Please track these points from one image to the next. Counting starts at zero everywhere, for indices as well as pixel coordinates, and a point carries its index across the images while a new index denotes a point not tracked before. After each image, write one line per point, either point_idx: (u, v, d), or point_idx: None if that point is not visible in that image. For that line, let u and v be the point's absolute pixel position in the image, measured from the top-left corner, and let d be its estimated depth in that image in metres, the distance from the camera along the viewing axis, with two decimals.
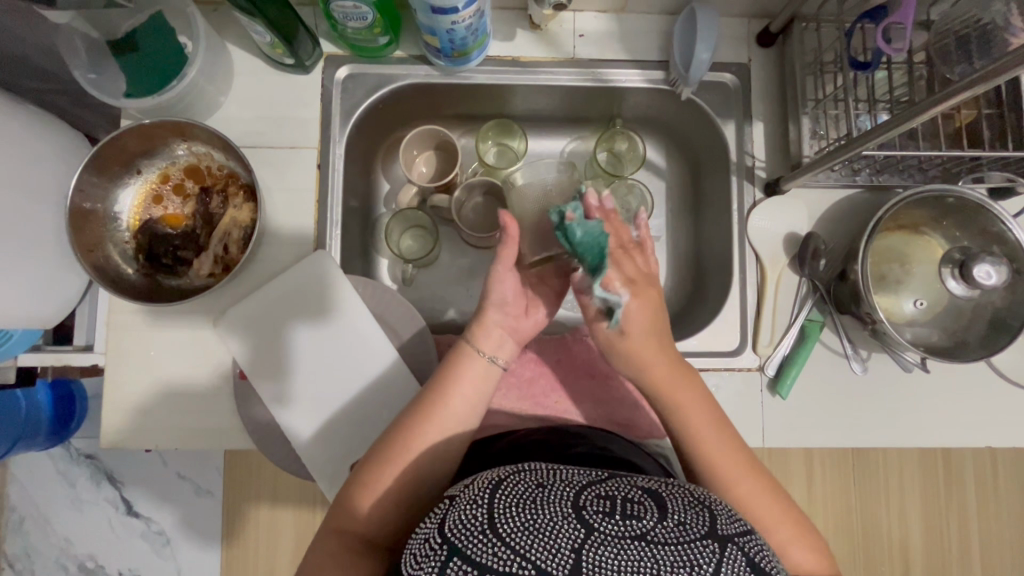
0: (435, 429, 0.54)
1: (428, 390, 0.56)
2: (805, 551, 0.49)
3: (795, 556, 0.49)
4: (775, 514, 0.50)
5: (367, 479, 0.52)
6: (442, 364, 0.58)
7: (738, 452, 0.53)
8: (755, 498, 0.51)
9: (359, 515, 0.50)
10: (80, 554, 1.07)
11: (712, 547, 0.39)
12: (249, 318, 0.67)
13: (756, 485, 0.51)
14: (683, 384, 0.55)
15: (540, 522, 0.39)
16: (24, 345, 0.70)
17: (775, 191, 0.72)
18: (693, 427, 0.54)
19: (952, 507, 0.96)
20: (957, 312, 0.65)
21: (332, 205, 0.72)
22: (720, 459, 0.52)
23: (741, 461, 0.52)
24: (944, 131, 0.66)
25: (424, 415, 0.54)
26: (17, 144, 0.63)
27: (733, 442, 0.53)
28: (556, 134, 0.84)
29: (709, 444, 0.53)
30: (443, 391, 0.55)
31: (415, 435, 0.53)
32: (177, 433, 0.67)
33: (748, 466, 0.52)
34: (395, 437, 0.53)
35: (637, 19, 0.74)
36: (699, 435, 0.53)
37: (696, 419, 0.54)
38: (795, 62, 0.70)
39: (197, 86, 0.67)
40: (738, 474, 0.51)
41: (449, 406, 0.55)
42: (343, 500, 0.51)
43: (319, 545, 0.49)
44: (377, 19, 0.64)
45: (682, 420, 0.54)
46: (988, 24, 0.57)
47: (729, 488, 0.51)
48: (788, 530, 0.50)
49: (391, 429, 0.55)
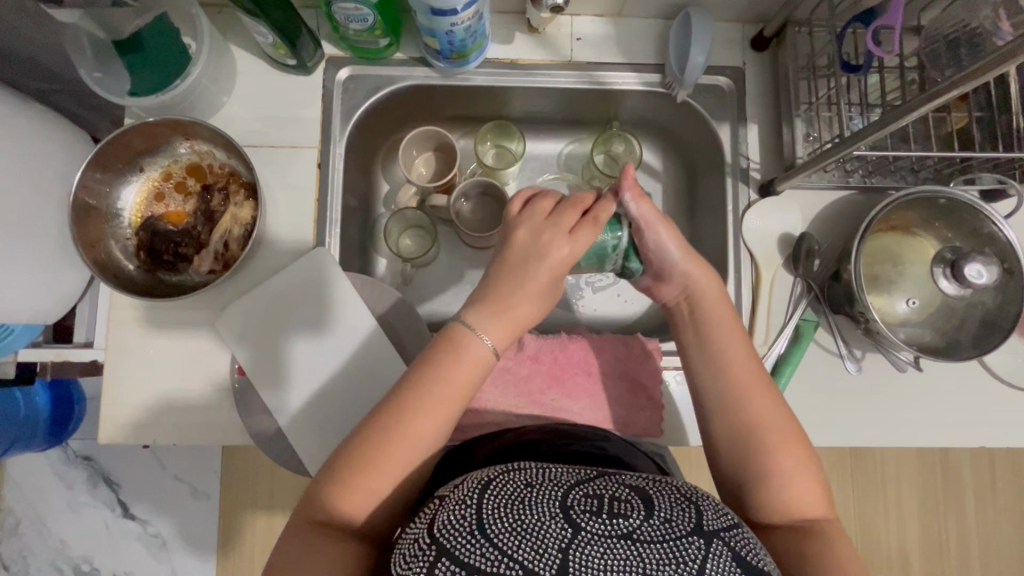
0: (428, 424, 0.50)
1: (415, 383, 0.51)
2: (809, 483, 0.49)
3: (800, 485, 0.48)
4: (786, 439, 0.50)
5: (354, 472, 0.48)
6: (439, 349, 0.53)
7: (757, 375, 0.53)
8: (770, 418, 0.51)
9: (341, 508, 0.47)
10: (74, 556, 1.06)
11: (697, 543, 0.39)
12: (248, 316, 0.68)
13: (771, 405, 0.52)
14: (708, 298, 0.58)
15: (528, 523, 0.40)
16: (26, 340, 0.70)
17: (768, 192, 0.73)
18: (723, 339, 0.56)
19: (951, 511, 0.97)
20: (949, 311, 0.65)
21: (332, 204, 0.73)
22: (740, 376, 0.53)
23: (760, 384, 0.53)
24: (935, 133, 0.67)
25: (417, 403, 0.50)
26: (24, 143, 0.64)
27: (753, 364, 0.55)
28: (554, 137, 0.85)
29: (731, 360, 0.54)
30: (438, 372, 0.51)
31: (406, 427, 0.49)
32: (175, 430, 0.68)
33: (767, 388, 0.53)
34: (379, 420, 0.50)
35: (634, 24, 0.75)
36: (721, 351, 0.55)
37: (724, 329, 0.56)
38: (789, 65, 0.71)
39: (200, 85, 0.68)
40: (756, 392, 0.52)
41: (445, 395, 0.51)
42: (326, 493, 0.48)
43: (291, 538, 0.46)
44: (377, 21, 0.65)
45: (705, 335, 0.56)
46: (978, 28, 0.59)
47: (746, 405, 0.52)
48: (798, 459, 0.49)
49: (377, 416, 0.50)
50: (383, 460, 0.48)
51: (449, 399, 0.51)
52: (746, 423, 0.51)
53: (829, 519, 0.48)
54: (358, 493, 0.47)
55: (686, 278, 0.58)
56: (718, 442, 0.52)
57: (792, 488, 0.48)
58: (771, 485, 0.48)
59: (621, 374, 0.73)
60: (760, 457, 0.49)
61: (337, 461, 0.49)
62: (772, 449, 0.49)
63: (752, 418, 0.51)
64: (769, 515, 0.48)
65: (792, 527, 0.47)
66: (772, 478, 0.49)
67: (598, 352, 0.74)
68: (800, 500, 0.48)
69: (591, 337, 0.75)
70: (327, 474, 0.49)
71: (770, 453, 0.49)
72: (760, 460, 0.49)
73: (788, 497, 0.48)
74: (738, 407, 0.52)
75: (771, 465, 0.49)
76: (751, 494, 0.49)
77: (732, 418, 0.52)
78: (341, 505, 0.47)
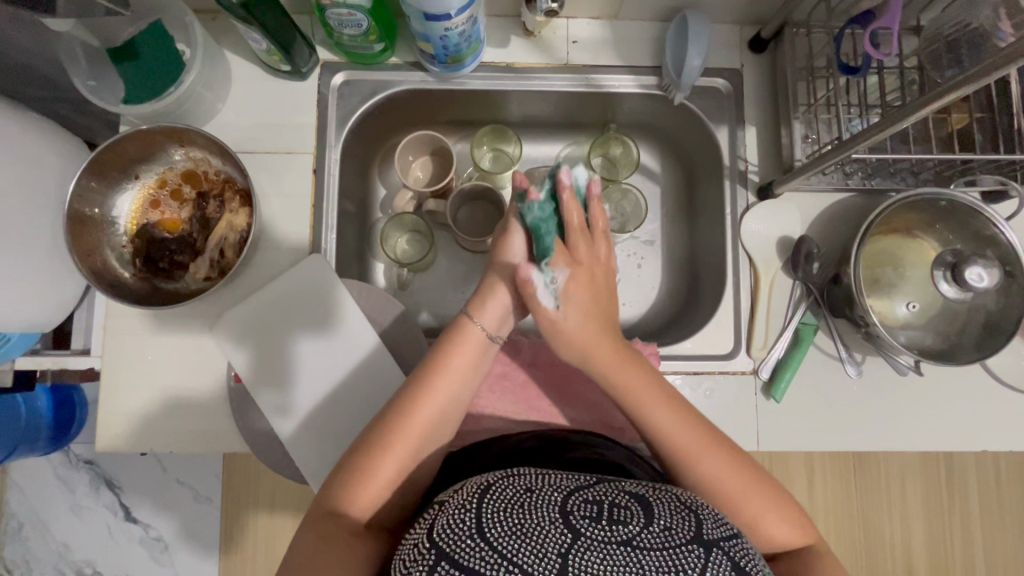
0: (433, 414, 0.52)
1: (428, 368, 0.54)
2: (777, 521, 0.49)
3: (771, 526, 0.49)
4: (742, 489, 0.49)
5: (364, 460, 0.50)
6: (442, 341, 0.57)
7: (697, 434, 0.51)
8: (722, 478, 0.49)
9: (357, 501, 0.48)
10: (78, 561, 1.07)
11: (697, 552, 0.39)
12: (244, 323, 0.68)
13: (715, 460, 0.50)
14: (627, 373, 0.54)
15: (527, 528, 0.39)
16: (22, 348, 0.69)
17: (767, 195, 0.72)
18: (648, 409, 0.53)
19: (957, 514, 0.96)
20: (951, 316, 0.64)
21: (328, 210, 0.73)
22: (681, 445, 0.50)
23: (700, 440, 0.51)
24: (935, 135, 0.67)
25: (419, 392, 0.53)
26: (20, 151, 0.64)
27: (694, 423, 0.52)
28: (550, 139, 0.85)
29: (666, 430, 0.51)
30: (440, 363, 0.55)
31: (412, 414, 0.52)
32: (173, 438, 0.68)
33: (706, 442, 0.51)
34: (388, 412, 0.52)
35: (631, 26, 0.74)
36: (657, 428, 0.52)
37: (645, 398, 0.53)
38: (787, 67, 0.70)
39: (195, 92, 0.68)
40: (703, 455, 0.50)
41: (447, 381, 0.54)
42: (338, 485, 0.49)
43: (313, 526, 0.47)
44: (372, 26, 0.65)
45: (643, 408, 0.53)
46: (978, 28, 0.58)
47: (693, 473, 0.50)
48: (760, 502, 0.49)
49: (387, 414, 0.52)
50: (390, 449, 0.50)
51: (451, 379, 0.54)
52: (699, 486, 0.50)
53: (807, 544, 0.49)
54: (369, 482, 0.49)
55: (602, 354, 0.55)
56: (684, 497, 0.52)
57: (766, 529, 0.49)
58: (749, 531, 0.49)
59: None
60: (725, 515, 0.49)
61: (347, 456, 0.51)
62: (733, 503, 0.49)
63: (702, 485, 0.50)
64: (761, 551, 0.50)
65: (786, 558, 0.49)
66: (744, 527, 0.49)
67: None
68: (775, 539, 0.49)
69: None
70: (348, 465, 0.50)
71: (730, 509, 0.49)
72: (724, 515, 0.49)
73: (763, 540, 0.49)
74: (687, 472, 0.50)
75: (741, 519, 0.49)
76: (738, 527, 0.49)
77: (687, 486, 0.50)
78: (351, 493, 0.49)
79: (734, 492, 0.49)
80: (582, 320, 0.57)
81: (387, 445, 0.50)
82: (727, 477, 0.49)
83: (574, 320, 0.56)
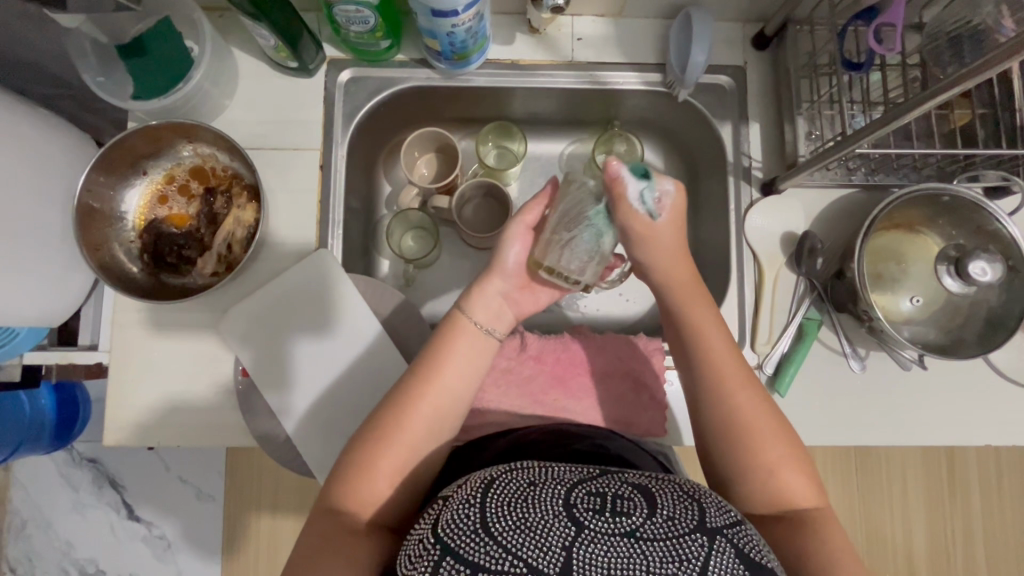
0: (431, 410, 0.52)
1: (431, 362, 0.55)
2: (796, 474, 0.49)
3: (787, 478, 0.48)
4: (770, 433, 0.50)
5: (364, 458, 0.50)
6: (436, 338, 0.56)
7: (740, 369, 0.53)
8: (756, 417, 0.50)
9: (361, 496, 0.48)
10: (80, 558, 1.07)
11: (700, 540, 0.39)
12: (250, 319, 0.68)
13: (750, 398, 0.51)
14: (694, 297, 0.57)
15: (531, 522, 0.39)
16: (30, 343, 0.70)
17: (772, 190, 0.73)
18: (703, 333, 0.55)
19: (958, 511, 0.96)
20: (953, 310, 0.65)
21: (334, 206, 0.73)
22: (725, 373, 0.52)
23: (743, 377, 0.53)
24: (939, 131, 0.67)
25: (416, 388, 0.53)
26: (30, 147, 0.64)
27: (740, 363, 0.54)
28: (555, 136, 0.85)
29: (715, 355, 0.53)
30: (436, 361, 0.54)
31: (410, 412, 0.51)
32: (180, 433, 0.68)
33: (748, 380, 0.52)
34: (395, 404, 0.52)
35: (635, 24, 0.75)
36: (708, 352, 0.54)
37: (703, 323, 0.55)
38: (789, 64, 0.71)
39: (202, 89, 0.68)
40: (742, 390, 0.52)
41: (443, 378, 0.54)
42: (340, 482, 0.49)
43: (318, 524, 0.47)
44: (378, 23, 0.65)
45: (692, 331, 0.55)
46: (980, 25, 0.58)
47: (731, 402, 0.51)
48: (783, 450, 0.49)
49: (385, 411, 0.52)
50: (390, 444, 0.50)
51: (454, 372, 0.54)
52: (729, 420, 0.51)
53: (820, 508, 0.48)
54: (371, 478, 0.49)
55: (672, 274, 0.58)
56: (706, 440, 0.52)
57: (781, 483, 0.48)
58: (761, 482, 0.48)
59: (623, 374, 0.73)
60: (744, 454, 0.49)
61: (347, 452, 0.51)
62: (756, 445, 0.49)
63: (735, 416, 0.51)
64: (763, 508, 0.48)
65: (777, 521, 0.48)
66: (759, 475, 0.49)
67: (600, 352, 0.74)
68: (789, 492, 0.48)
69: (594, 337, 0.75)
70: (351, 460, 0.50)
71: (756, 449, 0.49)
72: (750, 451, 0.49)
73: (777, 490, 0.48)
74: (722, 403, 0.51)
75: (759, 465, 0.49)
76: (743, 486, 0.49)
77: (718, 416, 0.51)
78: (354, 491, 0.48)
79: (760, 433, 0.50)
80: (673, 234, 0.57)
81: (386, 441, 0.50)
82: (760, 416, 0.50)
83: (668, 228, 0.56)
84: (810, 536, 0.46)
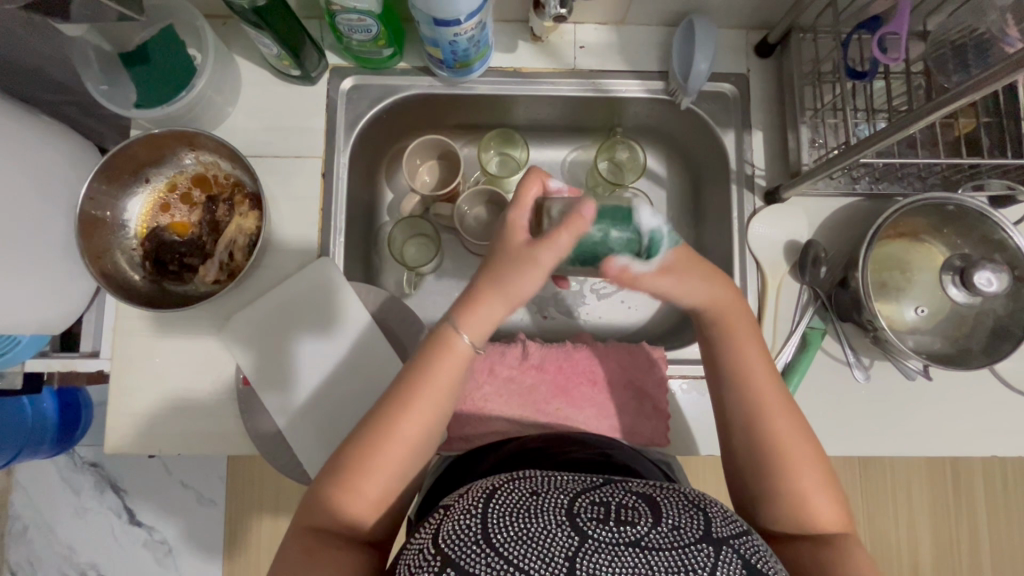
0: (420, 429, 0.49)
1: (412, 375, 0.50)
2: (826, 499, 0.47)
3: (817, 503, 0.47)
4: (806, 460, 0.48)
5: (348, 475, 0.48)
6: (422, 350, 0.51)
7: (780, 393, 0.51)
8: (791, 437, 0.49)
9: (345, 514, 0.47)
10: (82, 563, 1.07)
11: (706, 550, 0.38)
12: (249, 329, 0.68)
13: (791, 422, 0.50)
14: (738, 322, 0.54)
15: (534, 532, 0.39)
16: (31, 351, 0.70)
17: (775, 199, 0.72)
18: (744, 357, 0.53)
19: (964, 520, 0.96)
20: (958, 319, 0.65)
21: (336, 213, 0.73)
22: (762, 392, 0.51)
23: (782, 400, 0.51)
24: (942, 139, 0.67)
25: (402, 403, 0.49)
26: (34, 154, 0.64)
27: (778, 384, 0.52)
28: (558, 143, 0.85)
29: (754, 379, 0.52)
30: (420, 376, 0.50)
31: (394, 433, 0.48)
32: (181, 440, 0.68)
33: (788, 404, 0.51)
34: (381, 418, 0.49)
35: (638, 31, 0.75)
36: (743, 370, 0.52)
37: (743, 346, 0.53)
38: (793, 72, 0.71)
39: (205, 97, 0.68)
40: (777, 410, 0.50)
41: (429, 397, 0.49)
42: (323, 499, 0.48)
43: (298, 542, 0.46)
44: (381, 31, 0.65)
45: (727, 343, 0.54)
46: (984, 34, 0.58)
47: (766, 422, 0.50)
48: (817, 476, 0.48)
49: (370, 425, 0.49)
50: (375, 463, 0.48)
51: (441, 391, 0.50)
52: (764, 444, 0.49)
53: (847, 531, 0.47)
54: (356, 497, 0.47)
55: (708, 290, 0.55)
56: (733, 459, 0.51)
57: (808, 505, 0.47)
58: (789, 503, 0.47)
59: (625, 382, 0.72)
60: (775, 478, 0.48)
61: (330, 466, 0.49)
62: (790, 471, 0.48)
63: (774, 442, 0.49)
64: (781, 525, 0.48)
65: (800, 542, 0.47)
66: (788, 498, 0.47)
67: (603, 361, 0.74)
68: (815, 519, 0.47)
69: (596, 345, 0.75)
70: (333, 476, 0.48)
71: (788, 471, 0.48)
72: (782, 476, 0.48)
73: (803, 514, 0.47)
74: (759, 429, 0.50)
75: (789, 488, 0.48)
76: (765, 504, 0.48)
77: (749, 437, 0.50)
78: (339, 508, 0.47)
79: (794, 458, 0.48)
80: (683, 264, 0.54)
81: (369, 464, 0.48)
82: (797, 441, 0.49)
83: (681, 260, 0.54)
84: (832, 550, 0.45)
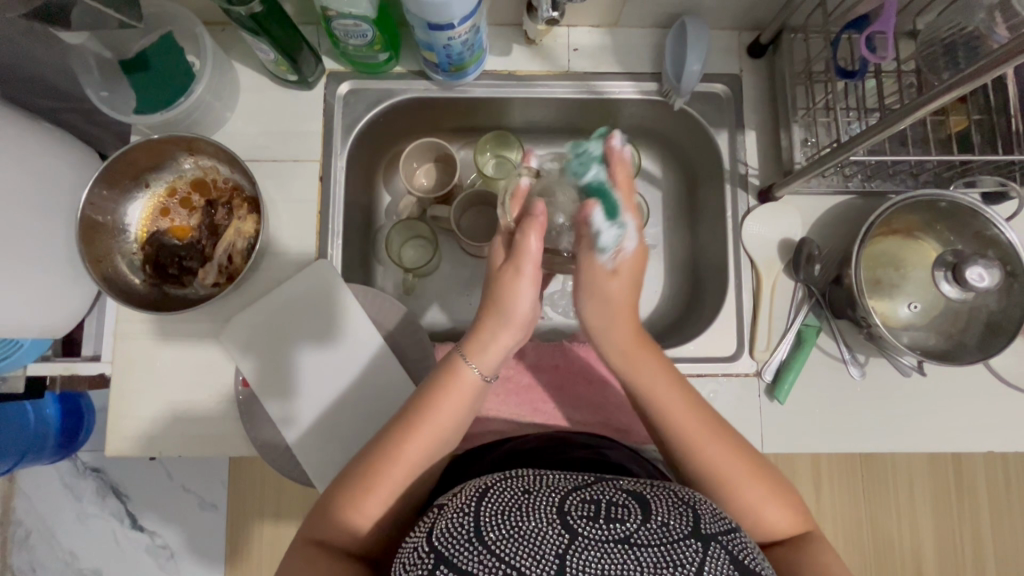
0: (418, 452, 0.50)
1: (417, 401, 0.53)
2: (778, 508, 0.49)
3: (768, 512, 0.48)
4: (745, 476, 0.49)
5: (349, 484, 0.49)
6: (434, 380, 0.54)
7: (699, 420, 0.51)
8: (723, 459, 0.49)
9: (345, 523, 0.48)
10: (85, 568, 1.07)
11: (694, 546, 0.39)
12: (246, 338, 0.68)
13: (718, 447, 0.50)
14: (641, 357, 0.55)
15: (525, 529, 0.39)
16: (33, 354, 0.71)
17: (768, 197, 0.73)
18: (658, 396, 0.53)
19: (966, 516, 0.96)
20: (952, 315, 0.65)
21: (334, 216, 0.74)
22: (681, 426, 0.51)
23: (707, 428, 0.51)
24: (934, 137, 0.68)
25: (409, 428, 0.51)
26: (37, 161, 0.65)
27: (702, 413, 0.52)
28: (553, 145, 0.86)
29: (670, 415, 0.52)
30: (428, 401, 0.52)
31: (395, 451, 0.50)
32: (182, 443, 0.68)
33: (716, 430, 0.51)
34: (386, 434, 0.51)
35: (631, 33, 0.76)
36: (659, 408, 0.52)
37: (654, 383, 0.53)
38: (785, 72, 0.71)
39: (205, 102, 0.69)
40: (704, 437, 0.50)
41: (434, 423, 0.51)
42: (325, 508, 0.49)
43: (299, 552, 0.47)
44: (376, 36, 0.66)
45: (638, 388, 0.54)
46: (973, 31, 0.59)
47: (693, 452, 0.50)
48: (759, 488, 0.49)
49: (375, 444, 0.51)
50: (377, 477, 0.49)
51: (442, 423, 0.51)
52: (702, 470, 0.50)
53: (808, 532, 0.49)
54: (356, 507, 0.48)
55: (611, 332, 0.56)
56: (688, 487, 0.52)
57: (761, 518, 0.48)
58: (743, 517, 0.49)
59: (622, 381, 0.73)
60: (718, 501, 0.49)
61: (337, 479, 0.50)
62: (730, 489, 0.49)
63: (707, 470, 0.49)
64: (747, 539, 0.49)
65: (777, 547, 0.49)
66: (742, 512, 0.49)
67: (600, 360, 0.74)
68: (771, 526, 0.49)
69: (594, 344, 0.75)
70: (337, 486, 0.49)
71: (730, 491, 0.49)
72: (725, 496, 0.49)
73: (759, 526, 0.49)
74: (692, 461, 0.50)
75: (738, 503, 0.49)
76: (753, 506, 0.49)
77: (686, 469, 0.51)
78: (340, 514, 0.48)
79: (729, 478, 0.49)
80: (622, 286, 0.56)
81: (370, 473, 0.49)
82: (726, 462, 0.49)
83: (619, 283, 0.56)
84: (803, 556, 0.47)
